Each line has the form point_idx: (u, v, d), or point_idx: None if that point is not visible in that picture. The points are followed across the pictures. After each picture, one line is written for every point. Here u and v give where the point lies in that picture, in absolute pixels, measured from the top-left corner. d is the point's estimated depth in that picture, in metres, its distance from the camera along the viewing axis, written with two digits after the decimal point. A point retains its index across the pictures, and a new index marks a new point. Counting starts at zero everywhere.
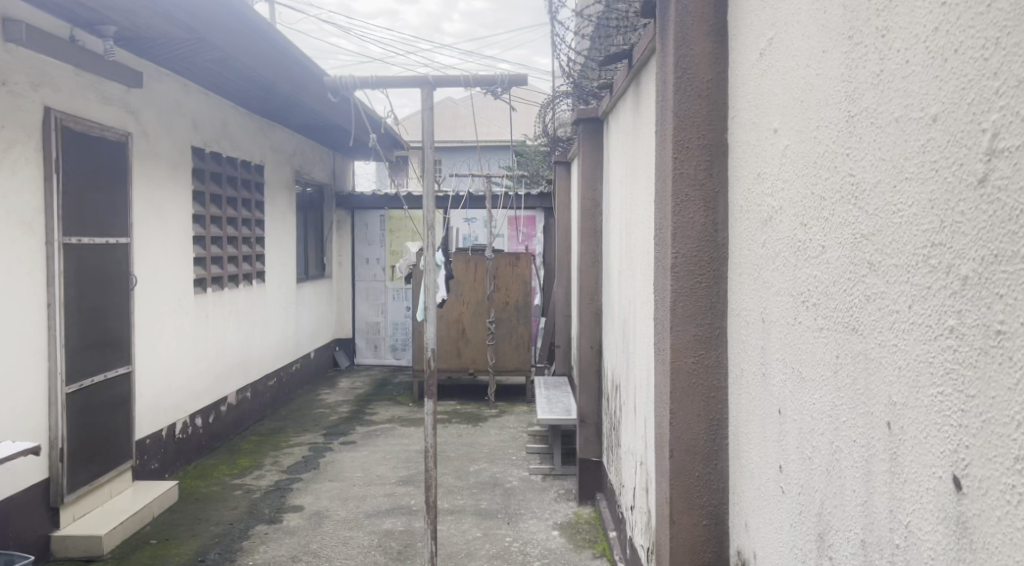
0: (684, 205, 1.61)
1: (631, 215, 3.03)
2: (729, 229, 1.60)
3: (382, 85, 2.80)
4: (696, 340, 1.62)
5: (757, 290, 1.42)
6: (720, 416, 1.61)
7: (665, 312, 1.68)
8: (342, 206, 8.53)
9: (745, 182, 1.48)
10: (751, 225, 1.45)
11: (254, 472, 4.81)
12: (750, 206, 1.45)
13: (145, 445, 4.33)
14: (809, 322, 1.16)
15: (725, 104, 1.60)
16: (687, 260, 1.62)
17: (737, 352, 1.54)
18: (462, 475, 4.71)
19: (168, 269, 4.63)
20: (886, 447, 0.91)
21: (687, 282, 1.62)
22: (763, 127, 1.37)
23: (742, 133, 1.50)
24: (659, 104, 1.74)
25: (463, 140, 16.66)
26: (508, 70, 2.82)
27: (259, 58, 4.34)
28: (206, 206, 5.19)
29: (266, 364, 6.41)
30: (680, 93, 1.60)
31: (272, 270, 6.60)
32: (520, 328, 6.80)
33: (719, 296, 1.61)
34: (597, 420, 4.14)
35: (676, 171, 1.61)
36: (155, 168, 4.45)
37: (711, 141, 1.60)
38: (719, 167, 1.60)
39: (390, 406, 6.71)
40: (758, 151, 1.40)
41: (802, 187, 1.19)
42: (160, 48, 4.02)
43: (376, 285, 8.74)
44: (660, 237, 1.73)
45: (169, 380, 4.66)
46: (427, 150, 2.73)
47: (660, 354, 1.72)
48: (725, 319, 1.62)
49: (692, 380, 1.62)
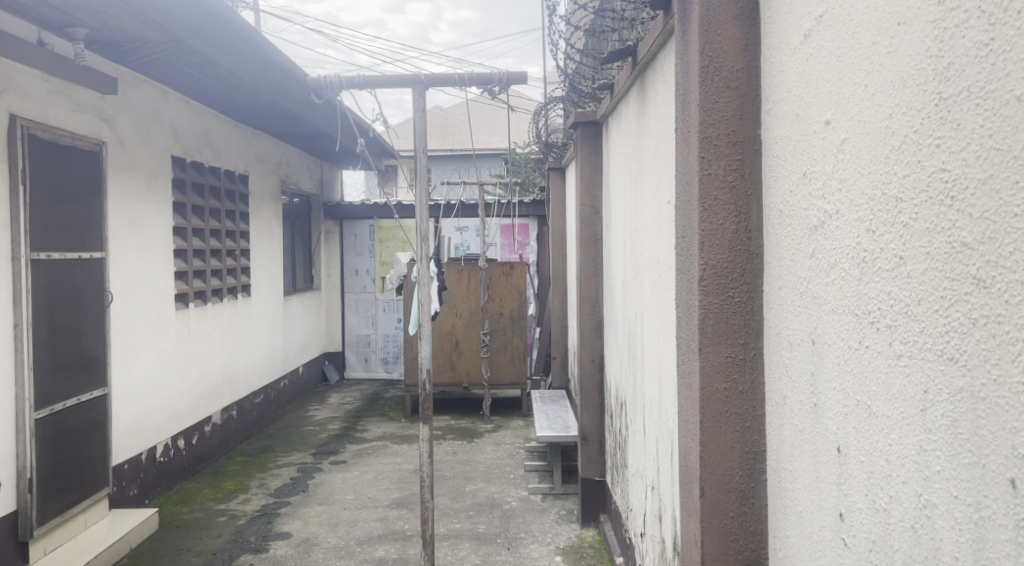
0: (713, 210, 1.43)
1: (637, 223, 2.85)
2: (763, 236, 1.43)
3: (370, 85, 2.60)
4: (729, 362, 1.43)
5: (804, 305, 1.23)
6: (757, 448, 1.43)
7: (691, 332, 1.50)
8: (330, 216, 8.33)
9: (787, 182, 1.30)
10: (795, 234, 1.26)
11: (239, 496, 4.57)
12: (793, 211, 1.27)
13: (124, 470, 4.09)
14: (881, 346, 0.97)
15: (758, 95, 1.42)
16: (716, 271, 1.44)
17: (778, 377, 1.36)
18: (457, 497, 4.50)
19: (148, 286, 4.41)
20: (1010, 511, 0.73)
21: (717, 298, 1.44)
22: (809, 120, 1.19)
23: (781, 127, 1.32)
24: (680, 100, 1.57)
25: (452, 149, 16.49)
26: (506, 67, 2.62)
27: (239, 62, 4.15)
28: (187, 218, 4.98)
29: (252, 381, 6.18)
30: (706, 85, 1.43)
31: (257, 283, 6.36)
32: (515, 339, 6.61)
33: (753, 313, 1.43)
34: (600, 438, 3.94)
35: (703, 172, 1.43)
36: (133, 179, 4.24)
37: (741, 137, 1.42)
38: (752, 166, 1.43)
39: (381, 422, 6.48)
40: (803, 146, 1.22)
41: (868, 187, 1.00)
42: (136, 53, 3.82)
43: (365, 297, 8.52)
44: (683, 248, 1.56)
45: (150, 400, 4.43)
46: (420, 156, 2.54)
47: (686, 379, 1.54)
48: (760, 339, 1.43)
49: (724, 409, 1.44)
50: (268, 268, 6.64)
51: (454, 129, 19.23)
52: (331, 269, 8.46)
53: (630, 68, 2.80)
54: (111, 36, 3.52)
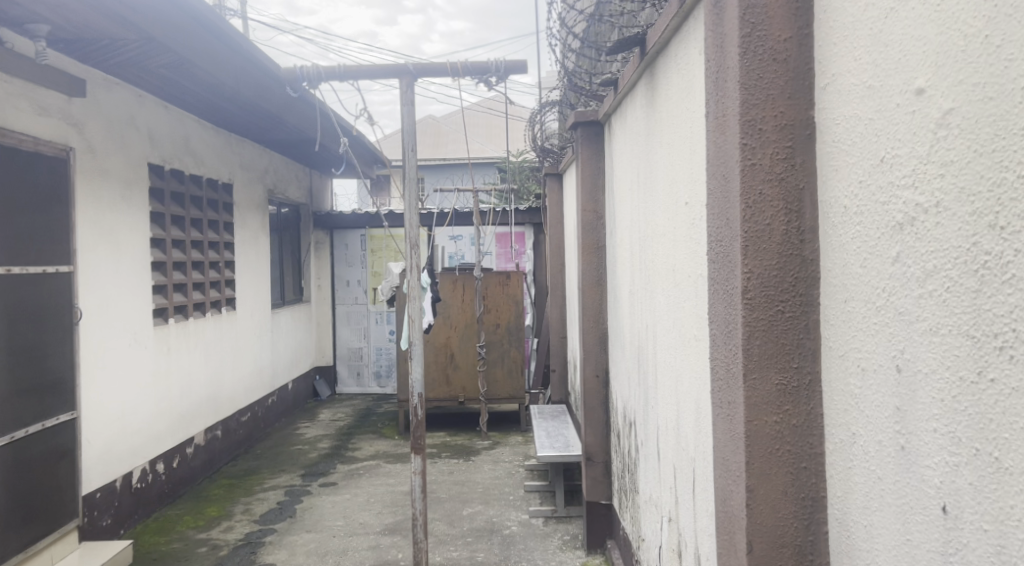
0: (756, 209, 1.21)
1: (648, 228, 2.61)
2: (820, 238, 1.18)
3: (352, 76, 2.36)
4: (779, 390, 1.20)
5: (884, 324, 0.99)
6: (816, 494, 1.18)
7: (732, 353, 1.26)
8: (319, 225, 8.08)
9: (855, 169, 1.06)
10: (870, 236, 1.02)
11: (222, 523, 4.30)
12: (865, 205, 1.03)
13: (96, 499, 3.81)
14: (1017, 382, 0.74)
15: (811, 69, 1.18)
16: (763, 282, 1.21)
17: (843, 410, 1.11)
18: (454, 521, 4.23)
19: (122, 301, 4.14)
20: None
21: (764, 314, 1.21)
22: (887, 90, 0.96)
23: (843, 105, 1.09)
24: (712, 82, 1.35)
25: (446, 157, 16.29)
26: (505, 56, 2.38)
27: (217, 61, 3.91)
28: (166, 228, 4.72)
29: (238, 399, 5.91)
30: (746, 61, 1.20)
31: (243, 297, 6.10)
32: (512, 351, 6.36)
33: (809, 331, 1.19)
34: (605, 458, 3.69)
35: (745, 164, 1.21)
36: (105, 187, 3.98)
37: (791, 120, 1.19)
38: (805, 155, 1.19)
39: (374, 440, 6.21)
40: (878, 124, 0.98)
41: (992, 170, 0.77)
42: (105, 52, 3.57)
43: (356, 309, 8.26)
44: (718, 254, 1.33)
45: (125, 423, 4.16)
46: (408, 156, 2.30)
47: (726, 409, 1.31)
48: (819, 362, 1.19)
49: (775, 447, 1.20)
50: (255, 280, 6.38)
51: (447, 137, 19.04)
52: (321, 280, 8.19)
53: (637, 58, 2.57)
54: (76, 33, 3.28)
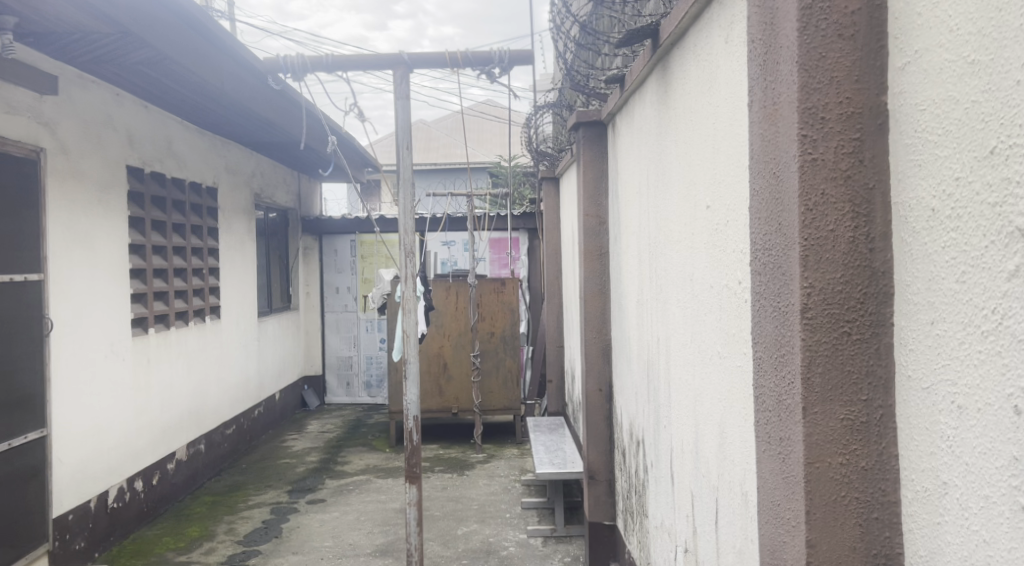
0: (818, 212, 1.03)
1: (660, 232, 2.43)
2: (894, 247, 1.00)
3: (342, 67, 2.17)
4: (844, 427, 1.02)
5: (995, 352, 0.80)
6: (888, 552, 1.00)
7: (787, 381, 1.08)
8: (309, 230, 7.87)
9: (947, 163, 0.88)
10: (970, 244, 0.84)
11: (204, 544, 4.06)
12: (964, 206, 0.85)
13: (68, 521, 3.57)
14: None
15: (882, 47, 1.00)
16: (825, 298, 1.03)
17: (926, 453, 0.93)
18: (448, 542, 4.02)
19: (97, 310, 3.92)
20: None
21: (826, 337, 1.03)
22: (1002, 65, 0.78)
23: (930, 87, 0.91)
24: (759, 68, 1.17)
25: (435, 164, 16.08)
26: (509, 45, 2.21)
27: (201, 59, 3.71)
28: (147, 234, 4.50)
29: (222, 411, 5.68)
30: (805, 38, 1.03)
31: (228, 304, 5.88)
32: (508, 360, 6.17)
33: (880, 357, 1.00)
34: (608, 477, 3.51)
35: (804, 159, 1.03)
36: (80, 190, 3.76)
37: (858, 107, 1.01)
38: (875, 149, 1.01)
39: (365, 453, 5.99)
40: (990, 106, 0.80)
41: None
42: (78, 47, 3.37)
43: (346, 317, 8.04)
44: (767, 265, 1.16)
45: (102, 440, 3.93)
46: (402, 152, 2.11)
47: (777, 445, 1.13)
48: (891, 394, 1.00)
49: (840, 493, 1.02)
50: (241, 287, 6.15)
51: (438, 142, 18.84)
52: (310, 287, 7.98)
53: (648, 52, 2.39)
54: (47, 26, 3.07)
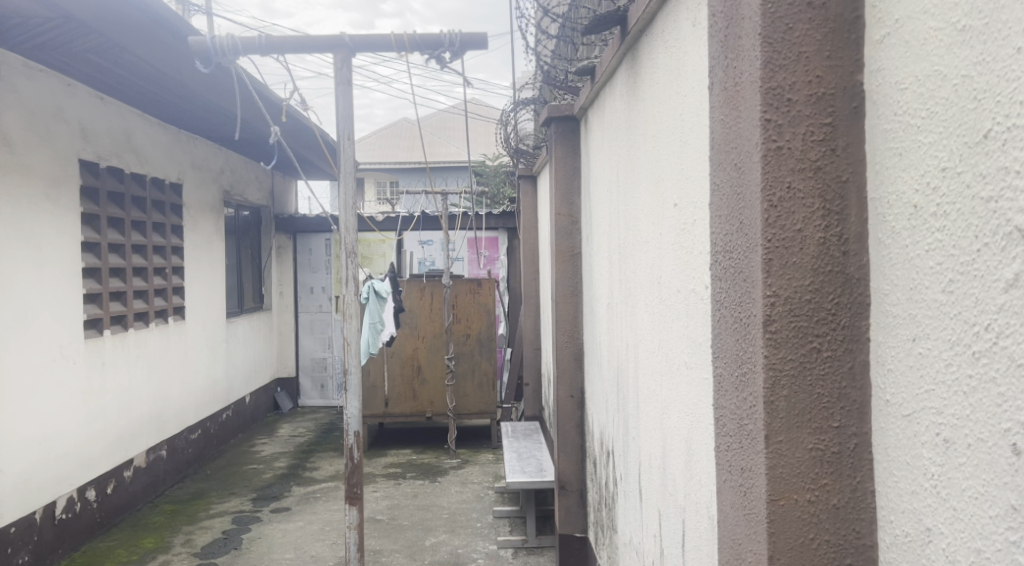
0: (783, 209, 0.89)
1: (629, 233, 2.29)
2: (872, 251, 0.86)
3: (279, 47, 2.08)
4: (813, 459, 0.88)
5: (989, 381, 0.66)
6: None
7: (748, 404, 0.94)
8: (282, 229, 7.68)
9: (932, 150, 0.74)
10: (958, 245, 0.70)
11: (158, 557, 3.87)
12: (954, 201, 0.71)
13: (11, 534, 3.36)
14: None
15: (857, 18, 0.86)
16: (791, 308, 0.88)
17: (907, 492, 0.79)
18: (415, 554, 3.85)
19: (44, 311, 3.71)
20: None
21: (793, 354, 0.88)
22: (999, 30, 0.64)
23: (911, 61, 0.77)
24: (720, 45, 1.04)
25: (415, 163, 15.88)
26: (460, 28, 2.13)
27: (155, 46, 3.55)
28: (102, 232, 4.29)
29: (186, 415, 5.47)
30: (769, 7, 0.89)
31: (193, 304, 5.68)
32: (483, 363, 6.02)
33: (853, 377, 0.86)
34: (580, 487, 3.37)
35: (768, 145, 0.89)
36: (25, 186, 3.57)
37: (829, 87, 0.87)
38: (849, 136, 0.87)
39: (335, 458, 5.81)
40: (986, 76, 0.66)
41: None
42: (19, 33, 3.18)
43: (321, 317, 7.84)
44: (728, 269, 1.02)
45: (49, 448, 3.73)
46: (342, 143, 1.96)
47: (739, 477, 0.98)
48: (867, 422, 0.86)
49: (808, 535, 0.88)
50: (208, 286, 5.96)
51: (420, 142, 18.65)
52: (283, 287, 7.80)
53: (618, 40, 2.24)
54: None
